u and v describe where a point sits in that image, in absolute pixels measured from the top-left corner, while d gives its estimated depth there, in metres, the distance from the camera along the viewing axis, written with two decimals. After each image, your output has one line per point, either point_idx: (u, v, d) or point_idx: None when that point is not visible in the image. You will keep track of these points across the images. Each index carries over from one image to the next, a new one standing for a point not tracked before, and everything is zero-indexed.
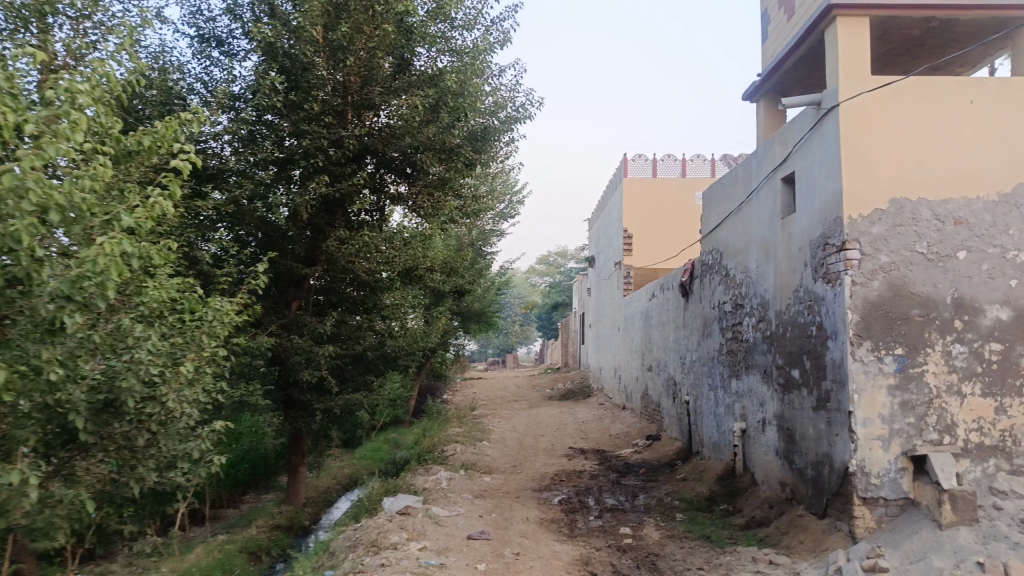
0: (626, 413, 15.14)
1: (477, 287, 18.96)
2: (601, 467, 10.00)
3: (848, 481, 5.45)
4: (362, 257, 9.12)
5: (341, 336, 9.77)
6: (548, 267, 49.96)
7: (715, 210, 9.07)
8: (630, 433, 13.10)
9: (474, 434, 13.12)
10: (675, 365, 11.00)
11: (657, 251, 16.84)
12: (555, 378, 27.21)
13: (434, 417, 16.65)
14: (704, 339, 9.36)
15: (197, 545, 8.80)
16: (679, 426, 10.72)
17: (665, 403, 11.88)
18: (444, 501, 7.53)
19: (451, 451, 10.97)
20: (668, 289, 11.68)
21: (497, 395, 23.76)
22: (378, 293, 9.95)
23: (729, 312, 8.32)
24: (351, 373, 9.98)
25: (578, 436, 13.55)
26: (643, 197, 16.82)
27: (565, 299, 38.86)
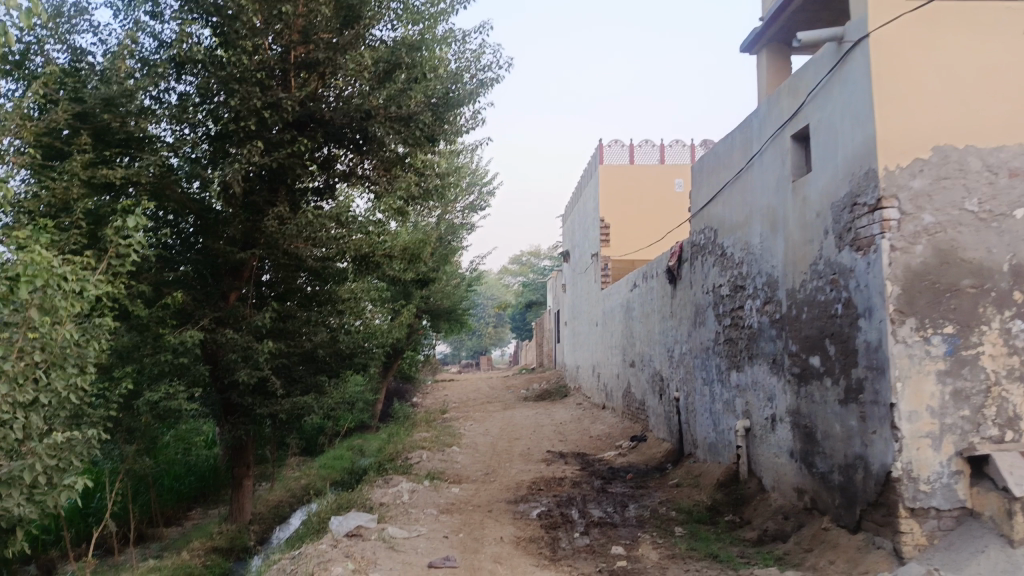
0: (606, 413, 14.14)
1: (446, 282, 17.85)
2: (584, 473, 8.96)
3: (891, 489, 4.46)
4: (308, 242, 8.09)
5: (286, 332, 8.65)
6: (521, 267, 49.01)
7: (707, 183, 8.07)
8: (612, 434, 12.11)
9: (443, 438, 12.00)
10: (661, 360, 10.04)
11: (636, 242, 15.85)
12: (530, 378, 26.21)
13: (402, 421, 15.48)
14: (695, 328, 8.37)
15: (116, 575, 7.54)
16: (668, 426, 9.73)
17: (649, 401, 10.91)
18: (403, 519, 6.42)
19: (416, 458, 9.84)
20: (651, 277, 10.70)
21: (470, 398, 22.63)
22: (330, 284, 8.95)
23: (727, 295, 7.32)
24: (301, 373, 8.83)
25: (556, 439, 12.50)
26: (621, 185, 15.85)
27: (539, 298, 37.85)
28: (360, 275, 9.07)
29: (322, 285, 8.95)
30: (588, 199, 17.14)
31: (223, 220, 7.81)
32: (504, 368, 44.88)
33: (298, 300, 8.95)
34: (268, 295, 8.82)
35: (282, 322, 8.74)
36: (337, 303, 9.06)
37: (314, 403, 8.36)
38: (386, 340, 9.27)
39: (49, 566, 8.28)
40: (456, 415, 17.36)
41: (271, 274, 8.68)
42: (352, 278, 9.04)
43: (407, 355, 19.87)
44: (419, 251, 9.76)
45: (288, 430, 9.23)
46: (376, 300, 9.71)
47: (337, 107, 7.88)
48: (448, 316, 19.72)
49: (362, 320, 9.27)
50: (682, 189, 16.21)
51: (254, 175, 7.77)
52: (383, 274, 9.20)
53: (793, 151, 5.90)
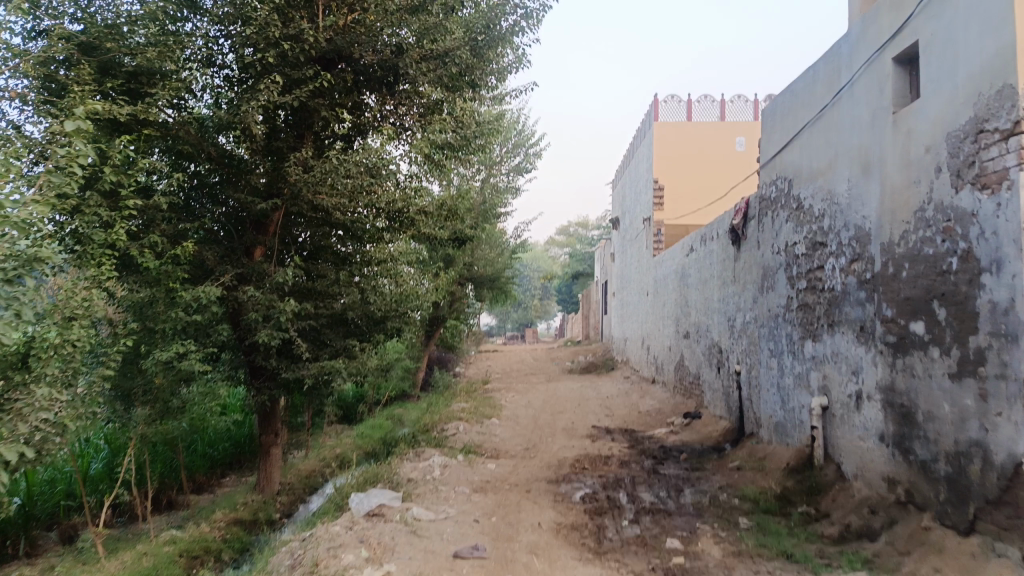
0: (656, 388, 13.30)
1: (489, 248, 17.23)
2: (632, 451, 8.21)
3: (1021, 485, 3.58)
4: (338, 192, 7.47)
5: (314, 291, 8.05)
6: (569, 238, 48.04)
7: (780, 129, 7.13)
8: (663, 410, 11.29)
9: (483, 410, 11.38)
10: (720, 330, 9.16)
11: (691, 204, 14.84)
12: (575, 351, 25.44)
13: (441, 391, 14.96)
14: (762, 294, 7.48)
15: (134, 544, 7.15)
16: (727, 403, 8.89)
17: (705, 375, 10.06)
18: (430, 498, 5.78)
19: (452, 430, 9.22)
20: (710, 240, 9.81)
21: (514, 369, 22.01)
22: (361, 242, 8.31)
23: (803, 255, 6.41)
24: (330, 338, 8.22)
25: (602, 414, 11.76)
26: (676, 143, 14.84)
27: (587, 270, 36.91)
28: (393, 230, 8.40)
29: (355, 239, 8.40)
30: (641, 160, 16.20)
31: (246, 169, 7.24)
32: (550, 341, 44.18)
33: (328, 258, 8.40)
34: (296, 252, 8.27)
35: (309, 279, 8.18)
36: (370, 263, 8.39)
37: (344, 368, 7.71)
38: (428, 305, 8.55)
39: (70, 533, 7.97)
40: (498, 387, 16.75)
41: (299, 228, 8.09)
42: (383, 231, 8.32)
43: (449, 325, 19.33)
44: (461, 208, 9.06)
45: (316, 397, 8.69)
46: (415, 263, 8.95)
47: (365, 43, 7.17)
48: (492, 284, 19.06)
49: (399, 283, 8.49)
50: (743, 149, 15.13)
51: (277, 117, 7.18)
52: (420, 231, 8.56)
53: (894, 77, 4.94)
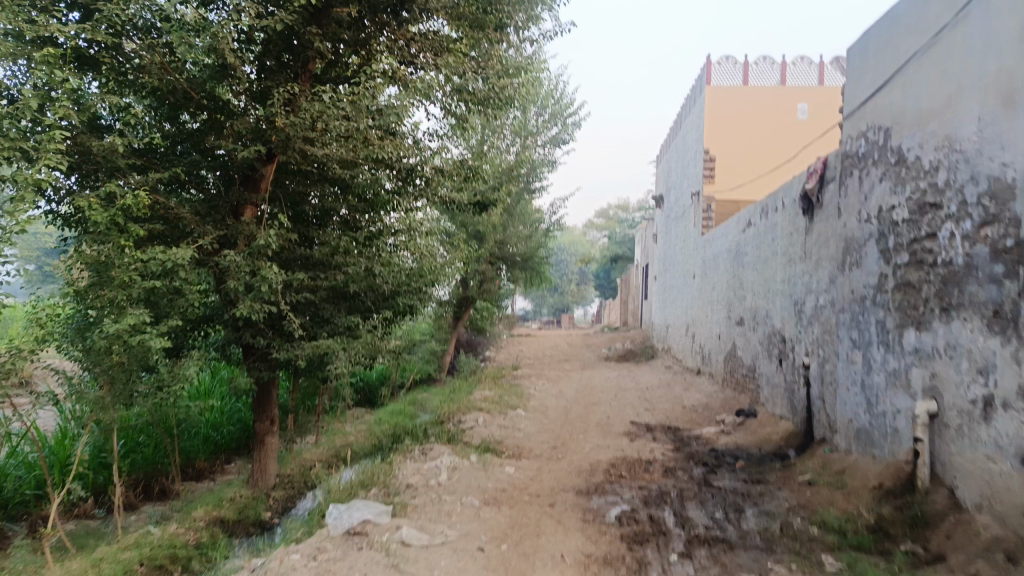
0: (703, 379, 12.01)
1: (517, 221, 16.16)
2: (678, 455, 7.00)
3: None
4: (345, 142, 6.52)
5: (312, 259, 7.04)
6: (608, 222, 46.61)
7: (873, 67, 5.79)
8: (711, 406, 10.03)
9: (508, 399, 10.26)
10: (783, 316, 7.88)
11: (743, 176, 13.47)
12: (613, 337, 24.16)
13: (467, 375, 13.90)
14: (844, 271, 6.19)
15: (97, 545, 6.21)
16: (791, 401, 7.61)
17: (762, 367, 8.78)
18: (429, 514, 4.66)
19: (471, 421, 8.13)
20: (772, 212, 8.51)
21: (547, 355, 20.87)
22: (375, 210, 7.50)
23: (906, 221, 5.10)
24: (330, 314, 7.13)
25: (643, 408, 10.54)
26: (730, 109, 13.45)
27: (626, 253, 35.50)
28: (405, 195, 7.49)
29: (361, 201, 7.36)
30: (689, 131, 14.81)
31: (233, 111, 6.25)
32: (586, 327, 42.98)
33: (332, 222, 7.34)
34: (295, 216, 7.29)
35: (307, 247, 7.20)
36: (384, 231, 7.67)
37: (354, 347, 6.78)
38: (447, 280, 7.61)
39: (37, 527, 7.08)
40: (529, 373, 15.60)
41: (298, 185, 7.06)
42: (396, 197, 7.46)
43: (479, 306, 18.24)
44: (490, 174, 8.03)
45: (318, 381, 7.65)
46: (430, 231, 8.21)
47: None
48: (524, 264, 17.89)
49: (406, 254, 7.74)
50: (805, 117, 13.63)
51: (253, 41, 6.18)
52: (437, 197, 7.53)
53: None
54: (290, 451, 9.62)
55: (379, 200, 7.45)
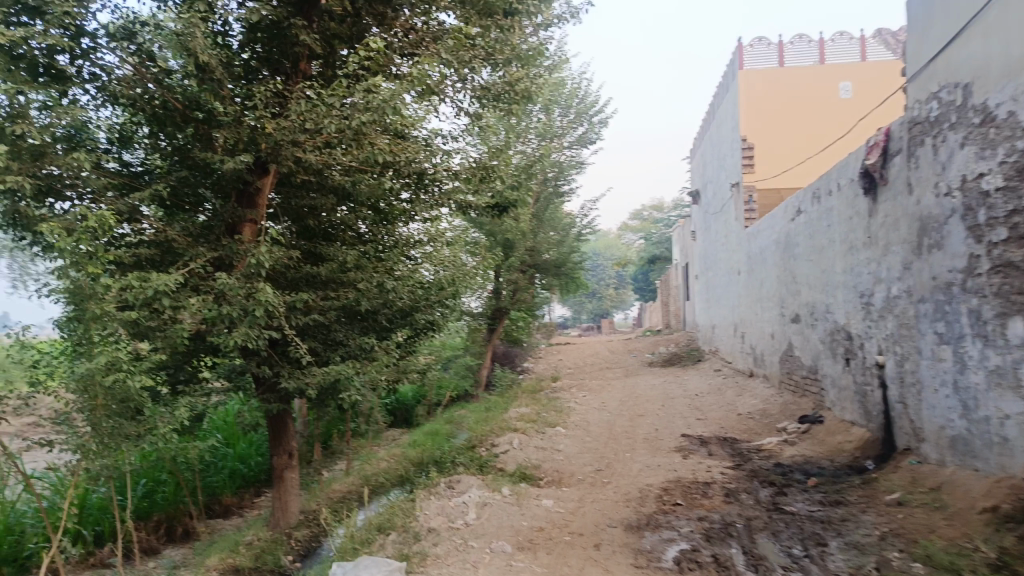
0: (757, 383, 11.11)
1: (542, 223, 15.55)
2: (739, 474, 6.18)
3: None
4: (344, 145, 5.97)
5: (319, 278, 6.47)
6: (644, 222, 45.60)
7: (942, 15, 4.92)
8: (769, 413, 9.15)
9: (547, 415, 9.53)
10: (848, 310, 7.00)
11: (785, 163, 12.54)
12: (657, 341, 23.22)
13: (504, 390, 13.21)
14: (921, 255, 5.32)
15: None
16: (864, 405, 6.73)
17: (825, 368, 7.89)
18: (450, 569, 3.95)
19: (506, 444, 7.43)
20: (826, 195, 7.65)
21: (588, 363, 20.07)
22: (385, 220, 7.11)
23: (1002, 190, 4.23)
24: (342, 336, 6.53)
25: (693, 417, 9.70)
26: (766, 93, 12.57)
27: (665, 253, 34.48)
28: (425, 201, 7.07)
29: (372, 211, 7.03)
30: (724, 119, 13.95)
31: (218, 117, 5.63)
32: (628, 331, 41.97)
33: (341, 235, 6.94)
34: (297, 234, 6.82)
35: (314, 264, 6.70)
36: (397, 244, 7.31)
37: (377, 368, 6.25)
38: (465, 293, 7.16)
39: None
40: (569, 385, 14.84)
41: (301, 199, 6.52)
42: (408, 204, 7.05)
43: (514, 317, 17.57)
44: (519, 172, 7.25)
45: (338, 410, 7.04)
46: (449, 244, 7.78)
47: None
48: (558, 271, 17.18)
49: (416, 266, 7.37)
50: (850, 95, 12.66)
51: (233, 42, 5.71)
52: (449, 200, 7.04)
53: None
54: (317, 483, 9.04)
55: (388, 209, 7.06)
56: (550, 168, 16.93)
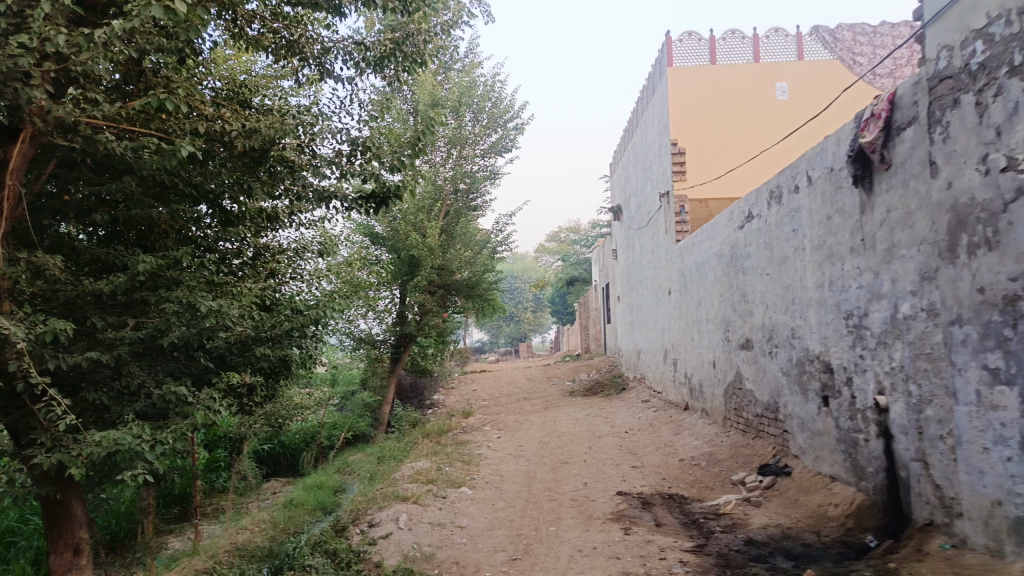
0: (695, 419, 9.61)
1: (435, 233, 14.00)
2: (705, 562, 4.51)
3: None
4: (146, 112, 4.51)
5: (107, 297, 4.46)
6: (560, 244, 44.64)
7: None
8: (716, 459, 7.61)
9: (451, 469, 7.67)
10: (828, 335, 5.50)
11: (716, 169, 11.40)
12: (577, 366, 21.72)
13: (406, 432, 11.24)
14: (954, 258, 3.84)
15: None
16: (854, 457, 5.20)
17: (790, 406, 6.40)
18: None
19: (389, 520, 5.54)
20: (786, 195, 6.28)
21: (503, 393, 18.30)
22: (251, 229, 5.77)
23: None
24: (139, 381, 4.41)
25: (627, 465, 8.06)
26: (697, 92, 11.35)
27: (583, 274, 33.29)
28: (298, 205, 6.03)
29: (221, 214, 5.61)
30: (651, 123, 12.69)
31: None
32: (544, 356, 40.59)
33: (171, 243, 4.99)
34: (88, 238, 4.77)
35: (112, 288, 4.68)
36: (249, 253, 5.83)
37: (199, 417, 4.36)
38: (337, 320, 5.51)
39: None
40: (483, 421, 13.00)
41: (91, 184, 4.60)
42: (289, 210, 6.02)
43: (421, 343, 15.62)
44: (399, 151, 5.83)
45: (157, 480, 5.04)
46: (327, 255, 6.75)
47: None
48: (470, 292, 15.41)
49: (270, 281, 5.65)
50: (786, 97, 11.59)
51: None
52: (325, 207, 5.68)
53: None
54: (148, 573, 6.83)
55: (247, 211, 5.68)
56: (462, 178, 15.24)
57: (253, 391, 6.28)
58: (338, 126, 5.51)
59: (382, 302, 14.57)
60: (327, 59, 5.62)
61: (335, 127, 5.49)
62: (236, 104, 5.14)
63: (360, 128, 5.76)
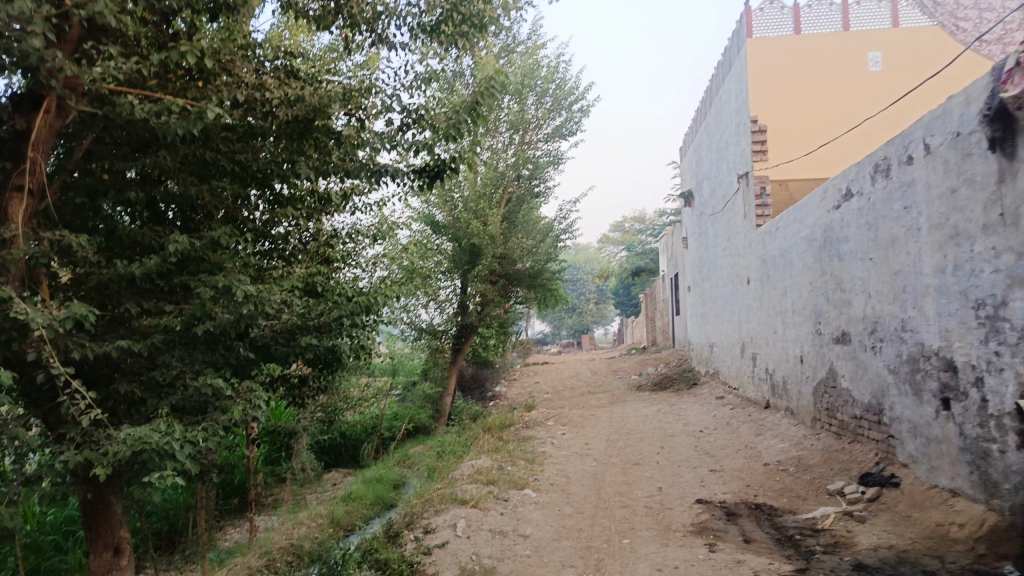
0: (778, 419, 8.83)
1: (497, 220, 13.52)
2: None
3: None
4: (181, 80, 4.28)
5: (144, 281, 4.16)
6: (624, 235, 43.63)
7: None
8: (807, 464, 6.86)
9: (513, 468, 7.16)
10: (949, 328, 4.75)
11: (800, 148, 10.52)
12: (644, 360, 20.94)
13: (467, 426, 10.81)
14: None
15: None
16: (983, 471, 4.44)
17: (898, 409, 5.63)
18: None
19: (445, 526, 5.06)
20: (896, 168, 5.50)
21: (567, 387, 17.72)
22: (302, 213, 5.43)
23: None
24: (177, 371, 4.10)
25: (705, 469, 7.39)
26: (780, 64, 10.47)
27: (649, 265, 32.28)
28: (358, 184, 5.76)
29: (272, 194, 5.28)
30: (727, 100, 11.85)
31: None
32: (608, 348, 39.73)
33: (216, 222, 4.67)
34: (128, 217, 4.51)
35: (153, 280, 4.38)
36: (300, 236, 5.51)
37: (236, 413, 3.99)
38: (392, 307, 5.07)
39: None
40: (546, 416, 12.46)
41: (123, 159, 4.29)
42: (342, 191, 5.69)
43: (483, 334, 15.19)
44: (456, 119, 5.32)
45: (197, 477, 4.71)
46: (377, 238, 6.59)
47: None
48: (533, 282, 14.88)
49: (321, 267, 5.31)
50: (879, 68, 10.59)
51: None
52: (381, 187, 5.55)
53: None
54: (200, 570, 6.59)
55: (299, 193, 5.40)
56: (525, 164, 14.69)
57: (304, 382, 5.93)
58: (390, 95, 5.06)
59: (444, 292, 14.20)
60: (385, 28, 5.23)
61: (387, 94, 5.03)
62: (289, 76, 4.79)
63: (413, 94, 5.30)
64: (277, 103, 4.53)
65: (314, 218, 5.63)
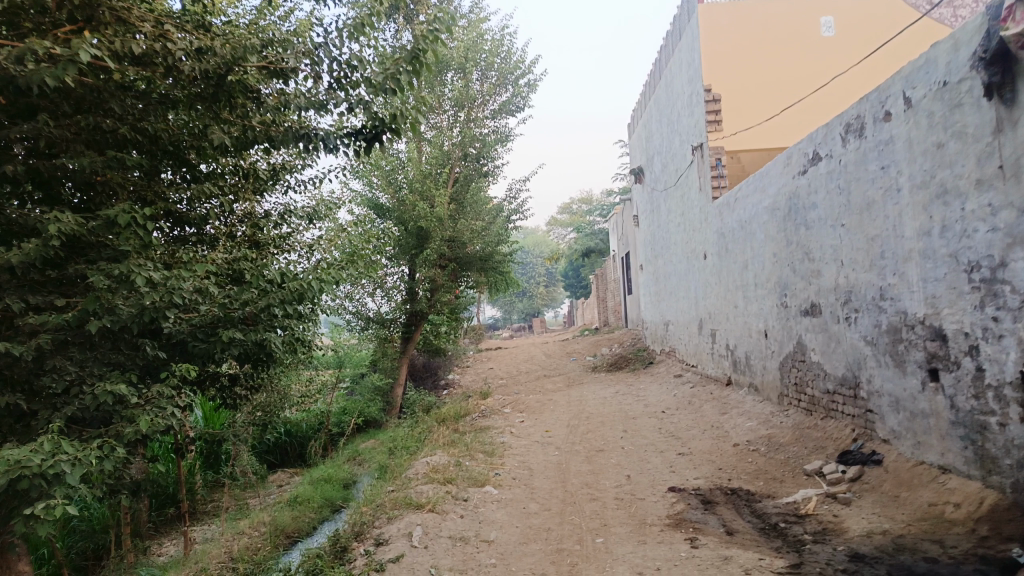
0: (742, 396, 8.55)
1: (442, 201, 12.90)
2: None
3: None
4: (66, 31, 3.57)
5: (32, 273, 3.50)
6: (573, 216, 43.36)
7: None
8: (778, 443, 6.57)
9: (471, 464, 6.65)
10: (936, 294, 4.44)
11: (755, 117, 10.25)
12: (598, 341, 20.65)
13: (419, 419, 10.23)
14: None
15: None
16: (979, 445, 4.14)
17: (876, 381, 5.35)
18: None
19: (397, 538, 4.51)
20: (868, 129, 5.18)
21: (522, 372, 17.29)
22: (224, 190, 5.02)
23: None
24: (73, 376, 3.46)
25: (673, 453, 7.02)
26: (735, 31, 10.17)
27: (598, 246, 32.01)
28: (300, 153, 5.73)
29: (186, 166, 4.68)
30: (678, 71, 11.50)
31: None
32: (559, 331, 39.53)
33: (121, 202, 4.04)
34: (19, 202, 3.80)
35: (54, 270, 3.69)
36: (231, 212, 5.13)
37: (143, 426, 3.39)
38: (330, 293, 4.51)
39: None
40: (502, 403, 12.00)
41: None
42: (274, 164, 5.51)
43: (433, 321, 14.59)
44: (393, 70, 4.67)
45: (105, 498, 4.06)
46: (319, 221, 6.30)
47: None
48: (484, 265, 14.34)
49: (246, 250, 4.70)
50: (832, 34, 10.46)
51: None
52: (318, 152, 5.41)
53: None
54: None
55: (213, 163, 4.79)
56: (472, 142, 14.09)
57: (236, 381, 5.32)
58: (315, 43, 4.37)
59: (391, 279, 13.55)
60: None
61: (312, 43, 4.34)
62: (199, 31, 4.15)
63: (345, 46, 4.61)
64: (183, 56, 3.93)
65: (241, 200, 5.26)
